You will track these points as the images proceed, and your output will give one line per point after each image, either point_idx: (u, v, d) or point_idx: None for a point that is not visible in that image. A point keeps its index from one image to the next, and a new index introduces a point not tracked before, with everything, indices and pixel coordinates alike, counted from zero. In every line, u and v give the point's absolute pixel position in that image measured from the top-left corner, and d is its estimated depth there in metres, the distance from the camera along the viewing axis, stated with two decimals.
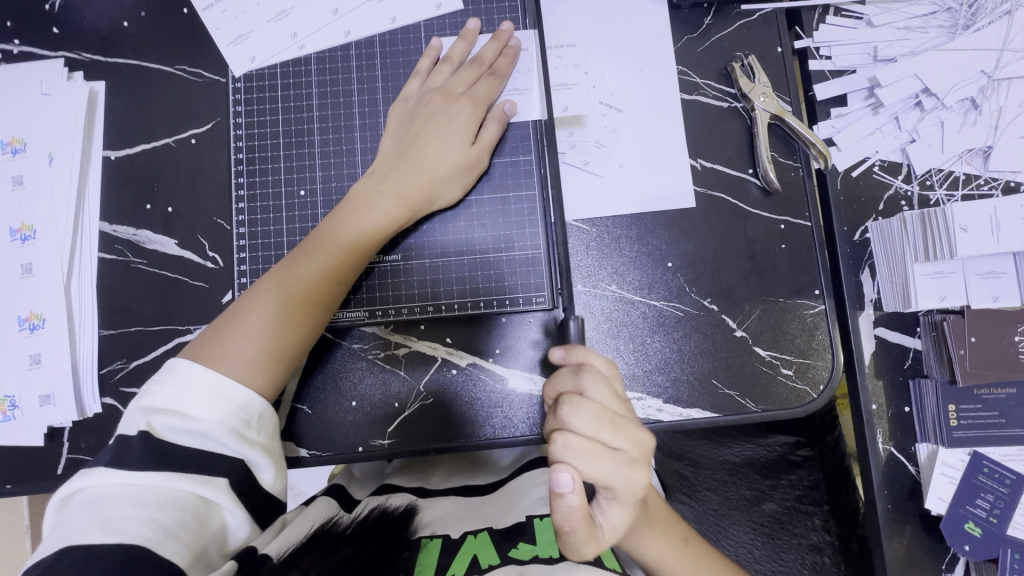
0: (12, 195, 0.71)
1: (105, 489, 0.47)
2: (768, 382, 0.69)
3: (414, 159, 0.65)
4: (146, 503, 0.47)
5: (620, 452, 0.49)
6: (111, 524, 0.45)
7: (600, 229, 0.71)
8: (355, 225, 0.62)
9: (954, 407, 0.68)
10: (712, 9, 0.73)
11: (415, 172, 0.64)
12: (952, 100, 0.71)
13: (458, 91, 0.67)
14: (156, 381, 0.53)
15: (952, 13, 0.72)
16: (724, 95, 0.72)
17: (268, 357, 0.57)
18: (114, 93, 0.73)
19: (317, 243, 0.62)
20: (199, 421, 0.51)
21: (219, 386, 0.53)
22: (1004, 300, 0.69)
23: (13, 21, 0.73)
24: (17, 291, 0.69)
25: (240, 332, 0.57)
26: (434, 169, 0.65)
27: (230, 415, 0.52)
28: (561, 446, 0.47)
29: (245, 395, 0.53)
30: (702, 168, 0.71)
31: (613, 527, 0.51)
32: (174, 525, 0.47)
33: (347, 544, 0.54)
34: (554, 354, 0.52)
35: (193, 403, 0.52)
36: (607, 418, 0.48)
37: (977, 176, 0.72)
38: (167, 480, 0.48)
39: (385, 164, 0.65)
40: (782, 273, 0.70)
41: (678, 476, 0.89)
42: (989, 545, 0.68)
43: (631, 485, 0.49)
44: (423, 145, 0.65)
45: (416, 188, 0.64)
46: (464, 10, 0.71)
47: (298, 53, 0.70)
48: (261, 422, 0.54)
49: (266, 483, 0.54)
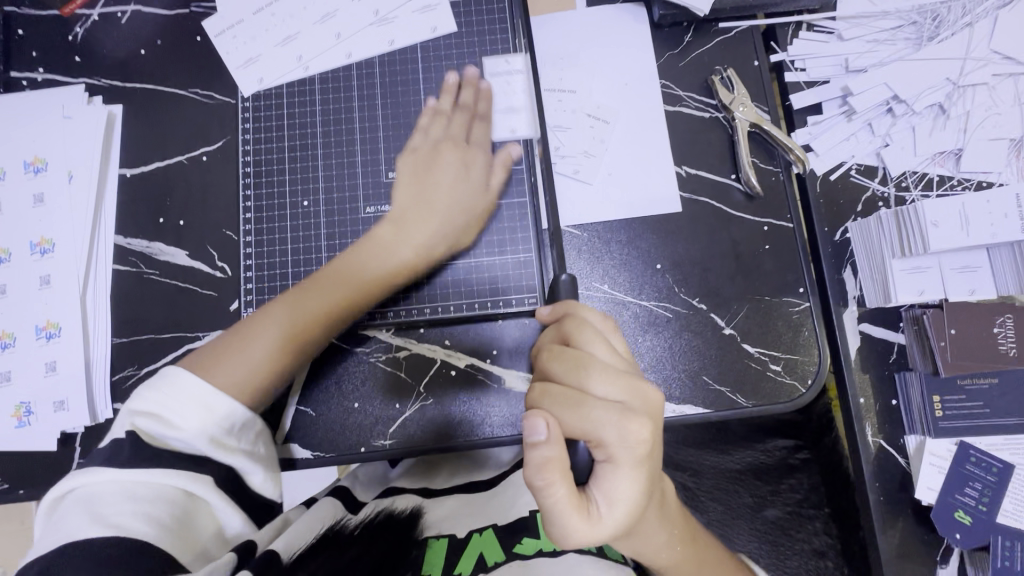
0: (31, 211, 0.75)
1: (101, 486, 0.48)
2: (757, 378, 0.71)
3: (429, 207, 0.70)
4: (139, 498, 0.48)
5: (610, 401, 0.48)
6: (107, 520, 0.46)
7: (591, 234, 0.74)
8: (375, 267, 0.67)
9: (939, 397, 0.69)
10: (691, 27, 0.78)
11: (432, 220, 0.70)
12: (921, 106, 0.75)
13: (463, 141, 0.72)
14: (144, 386, 0.53)
15: (917, 27, 0.77)
16: (705, 106, 0.76)
17: (269, 378, 0.60)
18: (131, 116, 0.78)
19: (331, 277, 0.66)
20: (183, 428, 0.51)
21: (204, 396, 0.52)
22: (981, 292, 0.71)
23: (38, 50, 0.79)
24: (34, 302, 0.73)
25: (243, 351, 0.58)
26: (448, 220, 0.70)
27: (211, 422, 0.52)
28: (539, 394, 0.49)
29: (229, 405, 0.53)
30: (687, 175, 0.75)
31: (613, 498, 0.48)
32: (169, 519, 0.48)
33: (354, 547, 0.56)
34: (543, 312, 0.56)
35: (177, 410, 0.51)
36: (595, 369, 0.49)
37: (950, 177, 0.75)
38: (158, 476, 0.49)
39: (404, 207, 0.70)
40: (767, 273, 0.73)
41: (683, 487, 0.96)
42: (979, 534, 0.68)
43: (623, 436, 0.47)
44: (440, 194, 0.70)
45: (431, 236, 0.69)
46: (457, 31, 0.75)
47: (303, 74, 0.75)
48: (246, 430, 0.54)
49: (256, 484, 0.55)
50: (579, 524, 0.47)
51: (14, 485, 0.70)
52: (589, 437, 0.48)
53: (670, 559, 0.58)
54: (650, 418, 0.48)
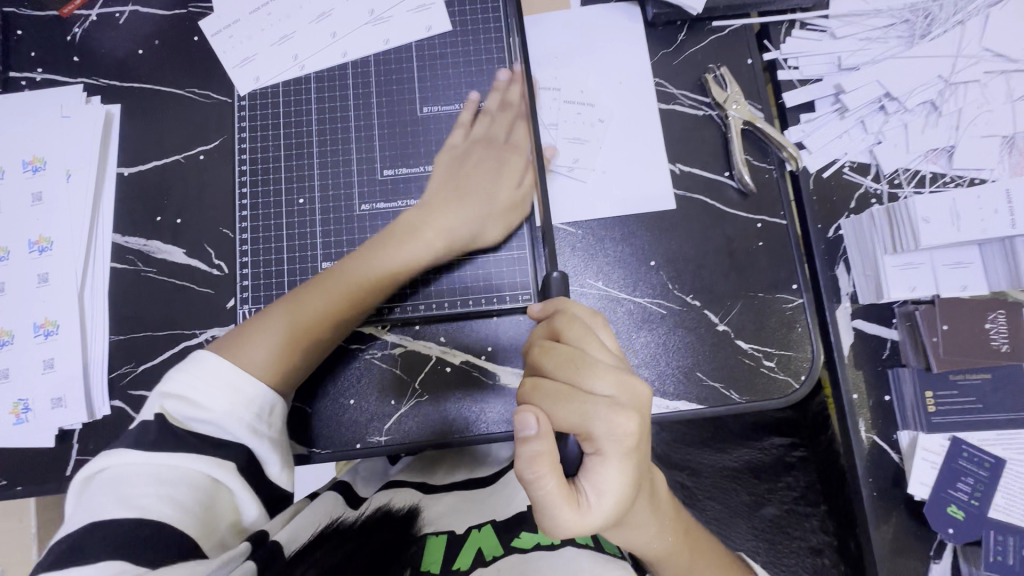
0: (30, 210, 0.75)
1: (133, 467, 0.49)
2: (751, 374, 0.71)
3: (461, 201, 0.71)
4: (164, 482, 0.49)
5: (599, 396, 0.48)
6: (132, 501, 0.47)
7: (585, 231, 0.75)
8: (393, 258, 0.69)
9: (931, 393, 0.69)
10: (685, 26, 0.79)
11: (459, 215, 0.71)
12: (913, 103, 0.75)
13: (501, 138, 0.71)
14: (178, 368, 0.55)
15: (909, 25, 0.77)
16: (699, 104, 0.77)
17: (283, 365, 0.61)
18: (129, 116, 0.78)
19: (352, 268, 0.67)
20: (214, 409, 0.53)
21: (236, 379, 0.55)
22: (972, 288, 0.71)
23: (37, 51, 0.79)
24: (32, 299, 0.73)
25: (264, 337, 0.61)
26: (478, 214, 0.70)
27: (240, 406, 0.54)
28: (530, 389, 0.50)
29: (258, 388, 0.56)
30: (680, 172, 0.75)
31: (601, 489, 0.48)
32: (191, 504, 0.49)
33: (350, 542, 0.55)
34: (534, 308, 0.56)
35: (211, 393, 0.54)
36: (584, 364, 0.49)
37: (942, 174, 0.75)
38: (184, 460, 0.50)
39: (435, 199, 0.72)
40: (761, 269, 0.73)
41: (681, 486, 0.97)
42: (972, 529, 0.68)
43: (611, 430, 0.47)
44: (472, 188, 0.71)
45: (457, 231, 0.70)
46: (452, 30, 0.76)
47: (298, 73, 0.76)
48: (274, 417, 0.57)
49: (273, 475, 0.56)
50: (568, 516, 0.47)
51: (12, 482, 0.71)
52: (578, 430, 0.48)
53: (661, 549, 0.58)
54: (638, 412, 0.49)
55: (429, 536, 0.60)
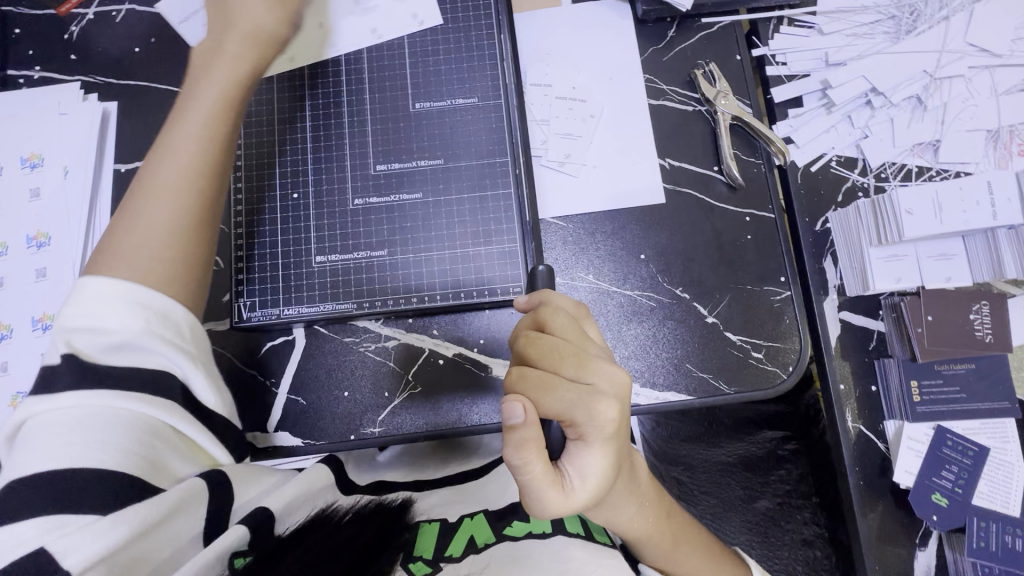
0: (29, 206, 0.76)
1: (55, 412, 0.48)
2: (739, 365, 0.72)
3: (229, 19, 0.66)
4: (91, 427, 0.48)
5: (582, 384, 0.49)
6: (56, 451, 0.46)
7: (576, 225, 0.76)
8: (202, 97, 0.63)
9: (916, 382, 0.70)
10: (674, 22, 0.80)
11: (233, 31, 0.66)
12: (898, 98, 0.76)
13: None
14: (67, 305, 0.53)
15: (895, 21, 0.78)
16: (688, 99, 0.78)
17: (171, 257, 0.57)
18: (124, 113, 0.79)
19: (169, 131, 0.62)
20: (123, 332, 0.52)
21: (136, 296, 0.53)
22: (957, 279, 0.72)
23: (35, 49, 0.80)
24: (31, 294, 0.74)
25: (130, 239, 0.57)
26: (246, 17, 0.66)
27: (152, 322, 0.53)
28: (516, 379, 0.50)
29: (162, 300, 0.54)
30: (670, 167, 0.76)
31: (584, 474, 0.50)
32: (126, 443, 0.48)
33: (347, 527, 0.54)
34: (520, 299, 0.56)
35: (103, 315, 0.52)
36: (567, 352, 0.50)
37: (928, 168, 0.76)
38: (112, 400, 0.49)
39: (212, 28, 0.67)
40: (750, 262, 0.74)
41: (677, 481, 0.98)
42: (955, 516, 0.69)
43: (594, 417, 0.48)
44: (232, 3, 0.67)
45: (243, 41, 0.66)
46: (444, 25, 0.77)
47: (288, 64, 0.76)
48: (195, 334, 0.56)
49: (212, 404, 0.56)
50: (552, 498, 0.48)
51: None
52: (562, 417, 0.49)
53: (649, 535, 0.60)
54: (620, 401, 0.49)
55: (421, 524, 0.60)
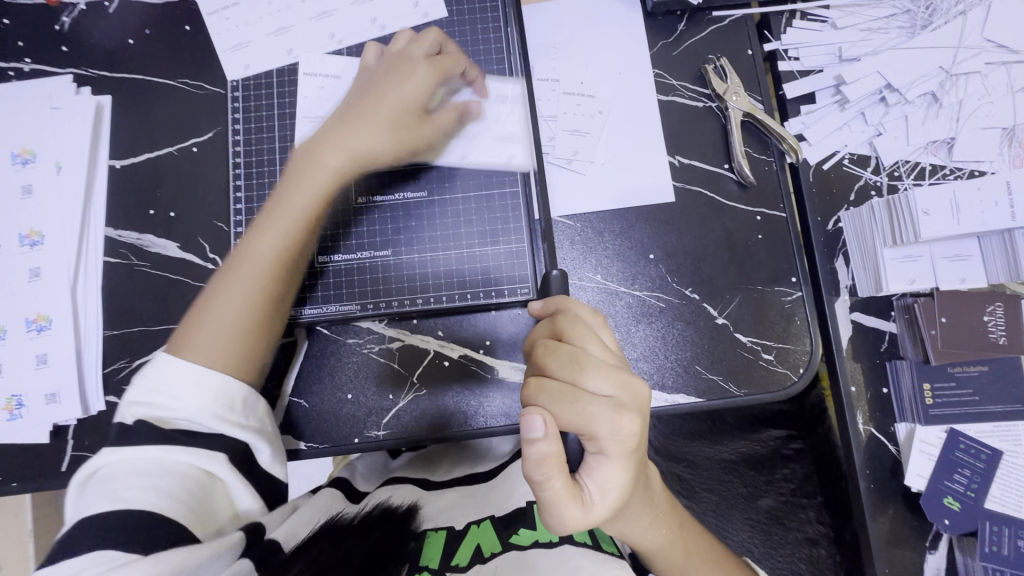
0: (20, 204, 0.74)
1: (123, 462, 0.49)
2: (749, 367, 0.71)
3: (348, 126, 0.67)
4: (150, 474, 0.49)
5: (603, 397, 0.48)
6: (118, 494, 0.47)
7: (583, 224, 0.74)
8: (299, 197, 0.64)
9: (929, 385, 0.69)
10: (685, 16, 0.78)
11: (350, 138, 0.66)
12: (913, 95, 0.75)
13: (402, 58, 0.69)
14: (139, 375, 0.54)
15: (911, 14, 0.76)
16: (698, 95, 0.76)
17: (240, 339, 0.58)
18: (119, 108, 0.77)
19: (264, 217, 0.63)
20: (184, 409, 0.53)
21: (197, 376, 0.54)
22: (972, 281, 0.71)
23: (24, 40, 0.78)
24: (24, 294, 0.72)
25: (208, 317, 0.58)
26: (371, 129, 0.67)
27: (209, 403, 0.54)
28: (535, 390, 0.49)
29: (222, 378, 0.55)
30: (680, 164, 0.75)
31: (603, 488, 0.49)
32: (179, 492, 0.49)
33: (352, 538, 0.55)
34: (534, 306, 0.55)
35: (173, 390, 0.53)
36: (588, 364, 0.49)
37: (942, 166, 0.75)
38: (171, 452, 0.50)
39: (328, 130, 0.68)
40: (761, 262, 0.73)
41: (678, 478, 0.97)
42: (968, 520, 0.69)
43: (616, 431, 0.48)
44: (361, 113, 0.68)
45: (353, 150, 0.66)
46: (449, 18, 0.75)
47: (287, 58, 0.74)
48: (246, 406, 0.56)
49: (265, 463, 0.56)
50: (572, 514, 0.48)
51: (7, 479, 0.70)
52: (581, 430, 0.48)
53: (662, 545, 0.59)
54: (640, 412, 0.49)
55: (428, 532, 0.61)
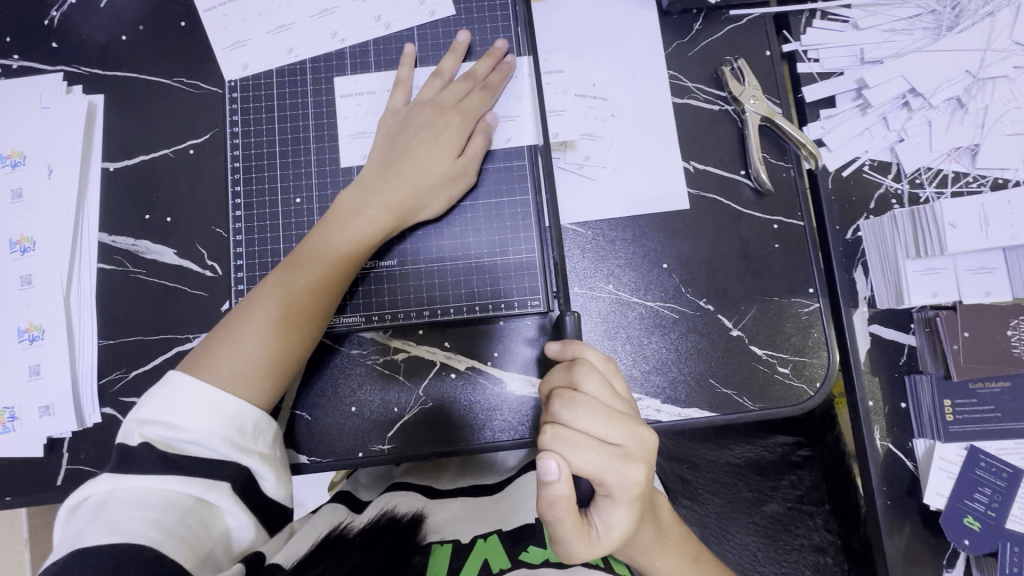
0: (12, 208, 0.71)
1: (123, 490, 0.48)
2: (765, 381, 0.69)
3: (398, 170, 0.64)
4: (149, 505, 0.47)
5: (614, 446, 0.46)
6: (117, 525, 0.45)
7: (595, 231, 0.72)
8: (336, 242, 0.62)
9: (949, 401, 0.68)
10: (702, 14, 0.75)
11: (400, 184, 0.64)
12: (938, 100, 0.72)
13: (449, 103, 0.67)
14: (151, 393, 0.53)
15: (935, 16, 0.74)
16: (715, 98, 0.73)
17: (263, 373, 0.57)
18: (113, 107, 0.74)
19: (304, 254, 0.61)
20: (194, 429, 0.51)
21: (216, 402, 0.53)
22: (997, 294, 0.69)
23: (13, 36, 0.74)
24: (16, 302, 0.70)
25: (234, 346, 0.57)
26: (421, 180, 0.64)
27: (220, 425, 0.52)
28: (551, 436, 0.46)
29: (235, 404, 0.53)
30: (695, 170, 0.72)
31: (609, 530, 0.48)
32: (178, 526, 0.47)
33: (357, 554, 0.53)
34: (551, 348, 0.53)
35: (181, 412, 0.52)
36: (603, 412, 0.46)
37: (965, 173, 0.73)
38: (172, 482, 0.49)
39: (374, 172, 0.65)
40: (777, 272, 0.70)
41: (682, 479, 0.93)
42: (988, 539, 0.68)
43: (624, 481, 0.46)
44: (412, 156, 0.65)
45: (402, 197, 0.64)
46: (457, 16, 0.72)
47: (288, 57, 0.71)
48: (257, 431, 0.54)
49: (270, 491, 0.54)
50: (577, 555, 0.47)
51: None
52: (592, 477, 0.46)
53: (668, 568, 0.59)
54: (647, 462, 0.47)
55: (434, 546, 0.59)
